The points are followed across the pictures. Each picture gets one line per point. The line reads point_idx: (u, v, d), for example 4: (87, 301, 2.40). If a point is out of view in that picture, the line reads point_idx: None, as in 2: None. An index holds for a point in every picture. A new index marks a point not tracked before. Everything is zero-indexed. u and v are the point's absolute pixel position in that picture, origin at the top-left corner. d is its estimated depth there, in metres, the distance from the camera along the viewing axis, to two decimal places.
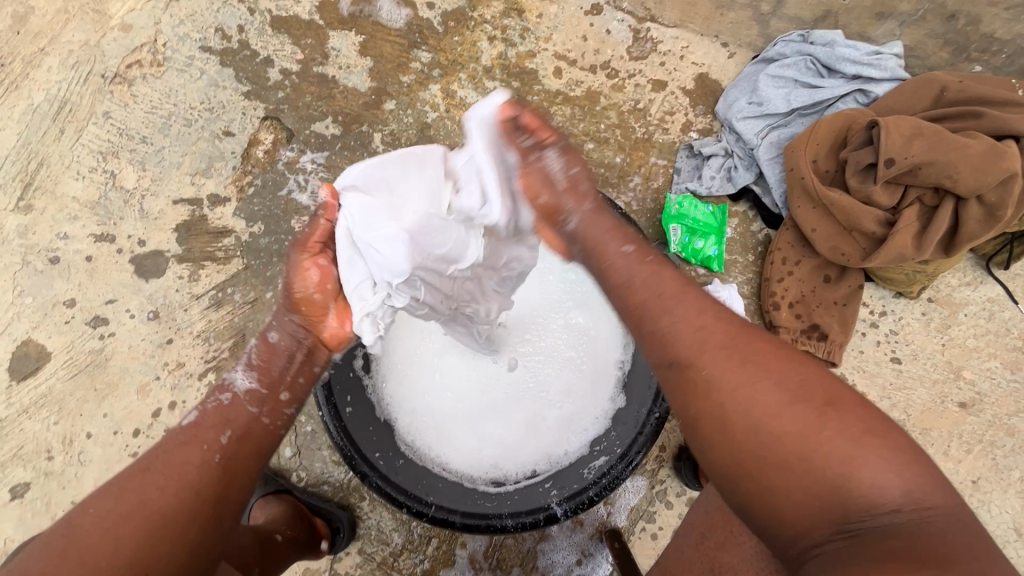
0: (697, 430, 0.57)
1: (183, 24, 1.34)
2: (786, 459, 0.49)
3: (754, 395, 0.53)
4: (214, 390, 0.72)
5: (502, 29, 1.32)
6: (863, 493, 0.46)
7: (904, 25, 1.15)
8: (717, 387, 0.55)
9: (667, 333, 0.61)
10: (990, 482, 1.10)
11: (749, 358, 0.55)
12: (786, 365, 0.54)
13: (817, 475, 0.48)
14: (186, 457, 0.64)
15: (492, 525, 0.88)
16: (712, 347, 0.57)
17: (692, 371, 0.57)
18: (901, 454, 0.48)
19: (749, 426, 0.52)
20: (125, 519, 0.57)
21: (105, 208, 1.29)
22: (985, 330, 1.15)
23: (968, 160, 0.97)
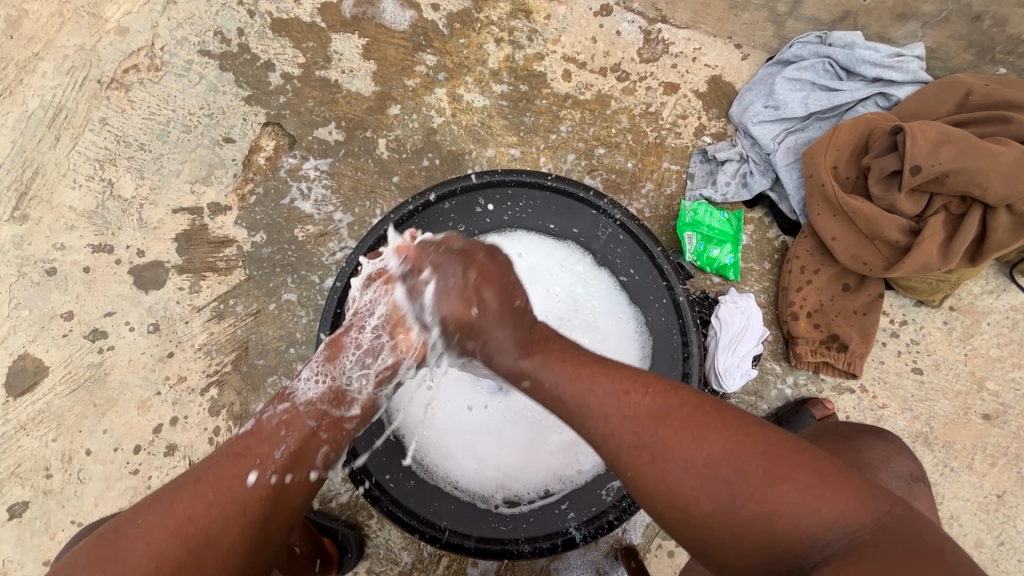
0: (657, 514, 0.60)
1: (181, 27, 1.31)
2: (735, 520, 0.54)
3: (694, 462, 0.57)
4: (274, 398, 0.70)
5: (509, 31, 1.28)
6: (803, 531, 0.52)
7: (926, 27, 1.11)
8: (662, 460, 0.58)
9: (607, 426, 0.62)
10: (1015, 495, 1.07)
11: (679, 438, 0.58)
12: (709, 422, 0.59)
13: (764, 524, 0.53)
14: (239, 471, 0.63)
15: (508, 550, 0.85)
16: (642, 441, 0.60)
17: (637, 457, 0.60)
18: (824, 489, 0.53)
19: (701, 496, 0.56)
20: (172, 537, 0.58)
21: (102, 217, 1.25)
22: (1009, 339, 1.12)
23: (997, 167, 0.94)
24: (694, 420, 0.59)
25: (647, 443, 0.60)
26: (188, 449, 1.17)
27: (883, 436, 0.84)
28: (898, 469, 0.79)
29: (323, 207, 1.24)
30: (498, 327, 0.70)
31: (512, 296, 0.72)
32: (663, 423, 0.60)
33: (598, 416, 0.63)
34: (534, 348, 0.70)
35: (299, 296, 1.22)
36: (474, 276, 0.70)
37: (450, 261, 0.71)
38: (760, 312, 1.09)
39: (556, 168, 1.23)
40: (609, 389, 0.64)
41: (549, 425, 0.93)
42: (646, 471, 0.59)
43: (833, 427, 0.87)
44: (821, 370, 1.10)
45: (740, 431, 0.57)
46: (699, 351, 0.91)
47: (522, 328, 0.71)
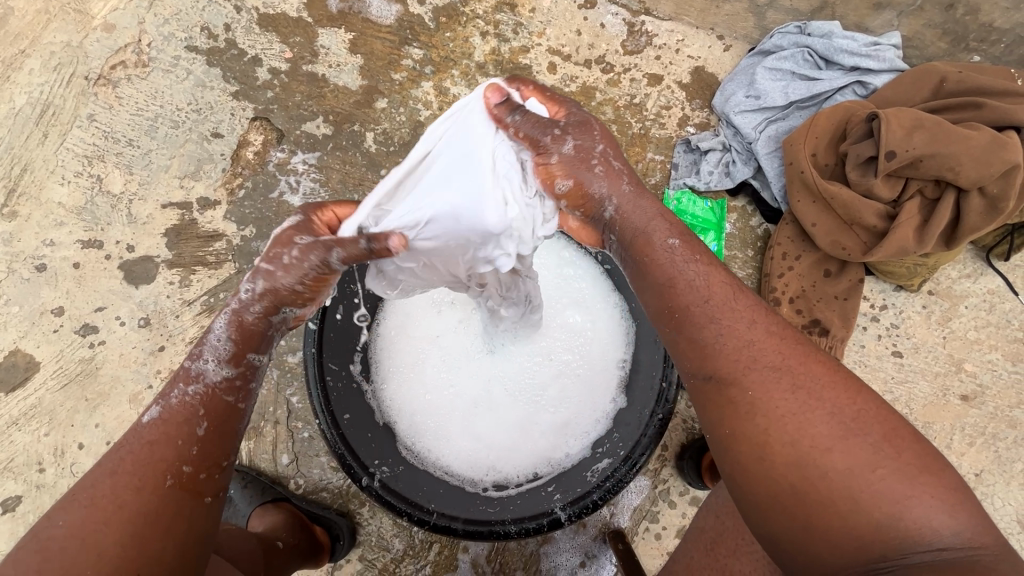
0: (756, 443, 0.55)
1: (168, 23, 1.31)
2: (851, 486, 0.50)
3: (833, 412, 0.54)
4: (174, 379, 0.60)
5: (495, 24, 1.29)
6: (924, 527, 0.47)
7: (902, 16, 1.13)
8: (797, 395, 0.55)
9: (745, 333, 0.59)
10: (993, 474, 1.10)
11: (806, 383, 0.56)
12: (861, 394, 0.55)
13: (880, 502, 0.49)
14: (159, 455, 0.57)
15: (495, 531, 0.85)
16: (761, 364, 0.57)
17: (770, 379, 0.56)
18: (954, 496, 0.49)
19: (825, 448, 0.52)
20: (103, 529, 0.53)
21: (91, 212, 1.26)
22: (986, 322, 1.14)
23: (969, 151, 0.96)
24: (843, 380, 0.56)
25: (790, 368, 0.57)
26: None
27: None
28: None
29: (312, 200, 1.26)
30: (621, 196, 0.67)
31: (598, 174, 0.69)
32: (814, 363, 0.57)
33: (740, 319, 0.60)
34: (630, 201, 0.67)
35: None
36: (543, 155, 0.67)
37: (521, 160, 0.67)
38: None
39: None
40: (758, 308, 0.61)
41: (544, 404, 0.99)
42: (769, 403, 0.55)
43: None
44: None
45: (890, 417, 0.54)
46: None
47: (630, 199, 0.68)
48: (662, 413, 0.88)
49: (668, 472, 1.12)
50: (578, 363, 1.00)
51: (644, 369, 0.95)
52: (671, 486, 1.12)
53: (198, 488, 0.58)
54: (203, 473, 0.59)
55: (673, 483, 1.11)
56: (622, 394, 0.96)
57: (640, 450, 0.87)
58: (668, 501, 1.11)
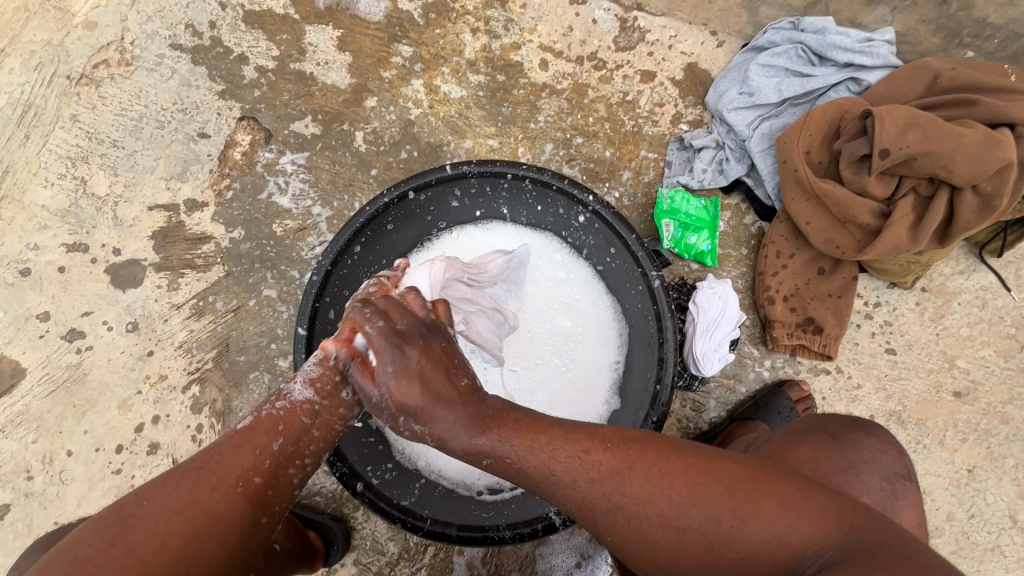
0: (644, 563, 0.58)
1: (151, 20, 1.28)
2: (716, 556, 0.53)
3: (668, 513, 0.55)
4: (272, 395, 0.70)
5: (485, 20, 1.27)
6: (778, 557, 0.51)
7: (896, 11, 1.12)
8: (637, 523, 0.56)
9: (576, 491, 0.59)
10: (985, 470, 1.10)
11: (642, 495, 0.56)
12: (673, 467, 0.57)
13: (743, 555, 0.52)
14: (240, 459, 0.62)
15: (489, 537, 0.84)
16: (605, 515, 0.58)
17: (618, 513, 0.57)
18: (787, 511, 0.52)
19: (680, 543, 0.55)
20: (178, 515, 0.57)
21: (76, 215, 1.24)
22: (979, 318, 1.15)
23: (964, 149, 0.95)
24: (658, 467, 0.57)
25: (617, 501, 0.57)
26: (171, 447, 1.16)
27: (871, 432, 0.83)
28: (883, 467, 0.79)
29: (301, 202, 1.24)
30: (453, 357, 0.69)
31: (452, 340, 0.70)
32: (630, 478, 0.57)
33: (565, 485, 0.59)
34: (487, 423, 0.63)
35: (279, 292, 1.21)
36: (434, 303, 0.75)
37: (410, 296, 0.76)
38: (736, 296, 1.10)
39: (534, 158, 1.24)
40: (568, 455, 0.60)
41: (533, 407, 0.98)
42: (633, 538, 0.57)
43: (823, 420, 0.85)
44: (797, 353, 1.12)
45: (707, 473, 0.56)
46: (674, 336, 0.88)
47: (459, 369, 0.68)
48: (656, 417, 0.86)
49: None
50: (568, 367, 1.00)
51: (638, 372, 0.95)
52: None
53: (259, 501, 0.63)
54: (270, 487, 0.64)
55: None
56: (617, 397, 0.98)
57: None
58: None
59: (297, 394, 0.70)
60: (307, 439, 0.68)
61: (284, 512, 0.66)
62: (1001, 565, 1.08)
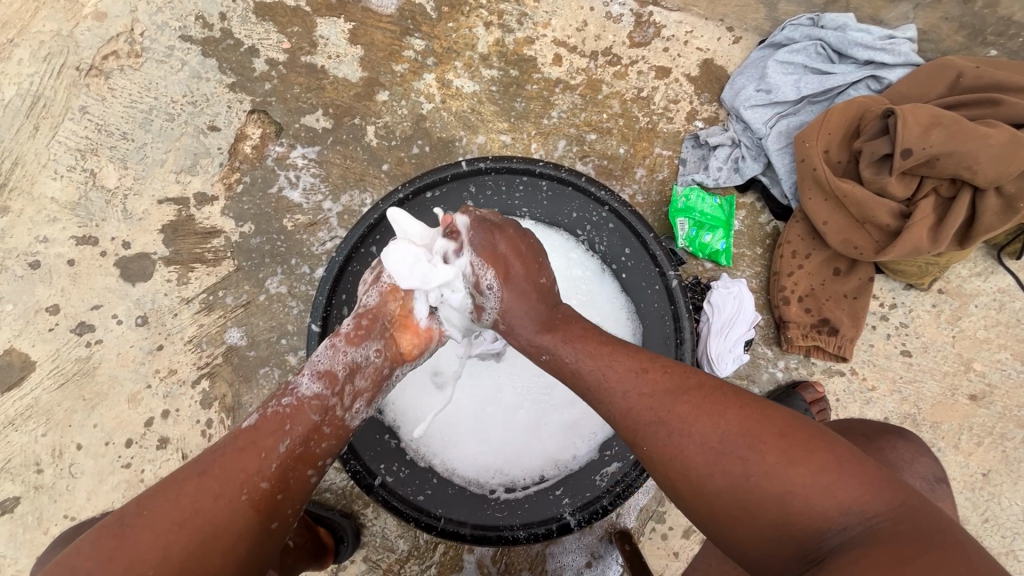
0: (670, 490, 0.59)
1: (161, 11, 1.27)
2: (749, 496, 0.53)
3: (709, 440, 0.56)
4: (278, 390, 0.68)
5: (499, 14, 1.26)
6: (817, 510, 0.51)
7: (918, 8, 1.10)
8: (676, 443, 0.57)
9: (626, 400, 0.61)
10: (1001, 474, 1.09)
11: (693, 411, 0.58)
12: (723, 402, 0.58)
13: (779, 498, 0.52)
14: (243, 465, 0.61)
15: (504, 537, 0.85)
16: (644, 423, 0.59)
17: (652, 434, 0.59)
18: (836, 470, 0.52)
19: (713, 472, 0.55)
20: (180, 527, 0.58)
21: (86, 208, 1.23)
22: (996, 321, 1.13)
23: (988, 151, 0.94)
24: (712, 398, 0.58)
25: (661, 419, 0.59)
26: (180, 442, 1.16)
27: (906, 437, 0.82)
28: (924, 470, 0.78)
29: (312, 196, 1.23)
30: (522, 301, 0.69)
31: (539, 273, 0.70)
32: (681, 399, 0.59)
33: (615, 389, 0.62)
34: (555, 324, 0.68)
35: (290, 288, 1.21)
36: (502, 248, 0.70)
37: (478, 235, 0.71)
38: (751, 296, 1.09)
39: (547, 154, 1.22)
40: (629, 366, 0.63)
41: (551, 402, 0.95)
42: (661, 457, 0.58)
43: (858, 424, 0.85)
44: (811, 354, 1.11)
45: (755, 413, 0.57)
46: (693, 335, 0.89)
47: (545, 304, 0.70)
48: None
49: None
50: None
51: None
52: None
53: (267, 506, 0.62)
54: (277, 493, 0.63)
55: None
56: None
57: None
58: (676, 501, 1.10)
59: (305, 389, 0.68)
60: (317, 437, 0.66)
61: (295, 514, 0.65)
62: None
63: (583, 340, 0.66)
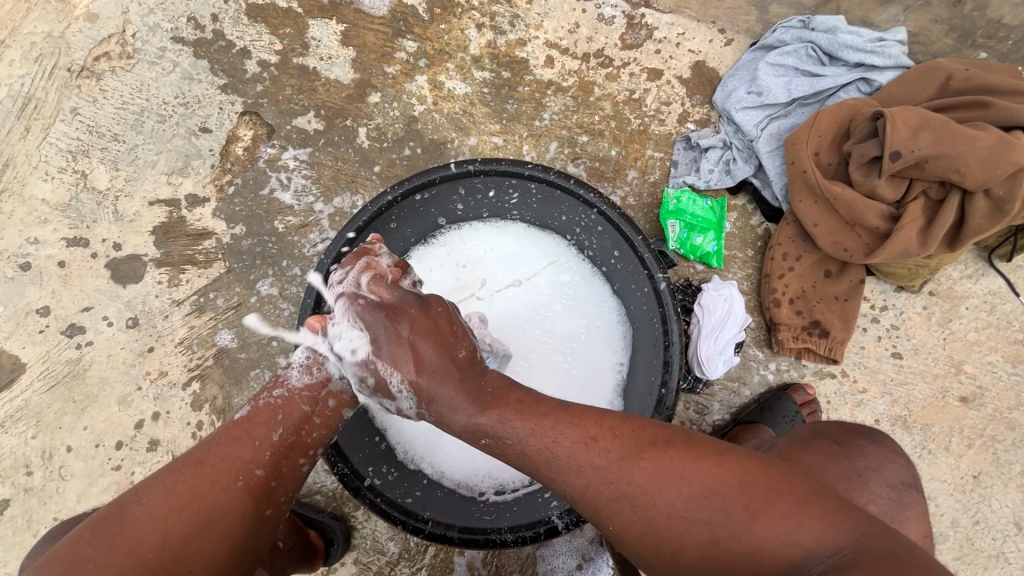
0: (643, 555, 0.58)
1: (153, 13, 1.27)
2: (719, 552, 0.53)
3: (674, 504, 0.55)
4: (269, 385, 0.71)
5: (491, 16, 1.26)
6: (788, 557, 0.51)
7: (908, 11, 1.10)
8: (643, 515, 0.57)
9: (582, 480, 0.59)
10: (990, 476, 1.09)
11: (652, 478, 0.57)
12: (675, 464, 0.57)
13: (748, 552, 0.52)
14: (239, 452, 0.64)
15: (491, 540, 0.84)
16: (606, 501, 0.58)
17: (619, 513, 0.58)
18: (798, 514, 0.52)
19: (682, 535, 0.55)
20: (176, 512, 0.59)
21: (76, 209, 1.23)
22: (986, 323, 1.13)
23: (976, 153, 0.94)
24: (666, 457, 0.58)
25: (623, 494, 0.57)
26: (171, 444, 1.16)
27: (879, 441, 0.82)
28: (890, 476, 0.78)
29: (303, 198, 1.23)
30: (437, 382, 0.66)
31: (454, 348, 0.68)
32: (636, 469, 0.58)
33: (569, 470, 0.60)
34: (490, 400, 0.65)
35: (281, 290, 1.20)
36: (437, 309, 0.70)
37: (410, 295, 0.71)
38: (742, 299, 1.09)
39: (539, 156, 1.22)
40: (575, 440, 0.61)
41: None
42: (628, 536, 0.58)
43: (830, 426, 0.85)
44: (802, 356, 1.11)
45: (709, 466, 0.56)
46: (680, 338, 0.87)
47: (471, 380, 0.67)
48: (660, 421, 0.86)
49: None
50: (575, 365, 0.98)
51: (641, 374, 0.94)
52: None
53: (261, 493, 0.64)
54: (271, 480, 0.65)
55: None
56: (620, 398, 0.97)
57: None
58: None
59: (294, 381, 0.72)
60: (307, 427, 0.70)
61: (287, 503, 0.67)
62: (1005, 572, 1.07)
63: (521, 416, 0.63)
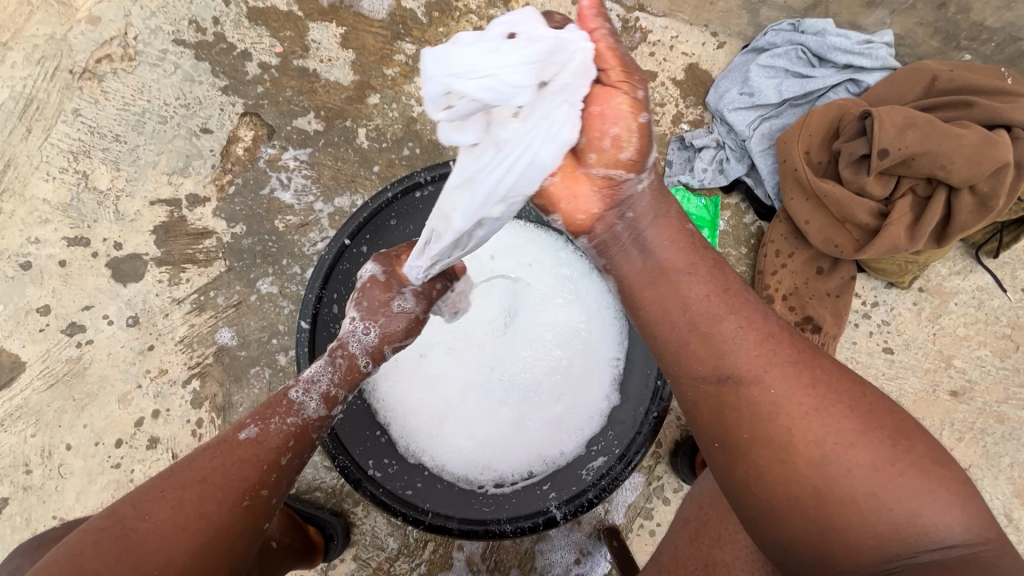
0: (770, 450, 0.52)
1: (155, 16, 1.28)
2: (863, 489, 0.48)
3: (842, 417, 0.51)
4: (269, 406, 0.69)
5: (488, 20, 1.28)
6: (936, 530, 0.47)
7: (894, 14, 1.14)
8: (804, 403, 0.52)
9: (750, 345, 0.55)
10: (981, 468, 1.11)
11: (828, 385, 0.53)
12: (853, 387, 0.53)
13: (900, 503, 0.47)
14: (246, 473, 0.63)
15: (491, 530, 0.86)
16: (773, 370, 0.54)
17: (778, 386, 0.53)
18: (961, 493, 0.48)
19: (836, 448, 0.50)
20: (182, 531, 0.57)
21: (78, 209, 1.24)
22: (974, 318, 1.16)
23: (961, 151, 0.97)
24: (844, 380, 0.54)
25: (790, 373, 0.53)
26: (171, 441, 1.16)
27: None
28: None
29: (303, 197, 1.24)
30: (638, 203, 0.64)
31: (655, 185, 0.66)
32: (817, 364, 0.54)
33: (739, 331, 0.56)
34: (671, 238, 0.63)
35: (280, 288, 1.22)
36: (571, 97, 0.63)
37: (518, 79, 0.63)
38: None
39: None
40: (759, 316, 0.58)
41: (537, 400, 0.95)
42: (759, 413, 0.53)
43: None
44: None
45: (883, 411, 0.52)
46: None
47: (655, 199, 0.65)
48: (657, 411, 0.89)
49: (662, 469, 1.12)
50: (572, 360, 0.97)
51: (638, 367, 0.96)
52: (665, 483, 1.12)
53: (262, 511, 0.64)
54: (276, 497, 0.65)
55: (667, 480, 1.12)
56: (616, 392, 0.96)
57: (635, 447, 0.88)
58: (663, 497, 1.11)
59: (309, 410, 0.71)
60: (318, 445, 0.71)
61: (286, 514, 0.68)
62: None
63: (669, 234, 0.63)
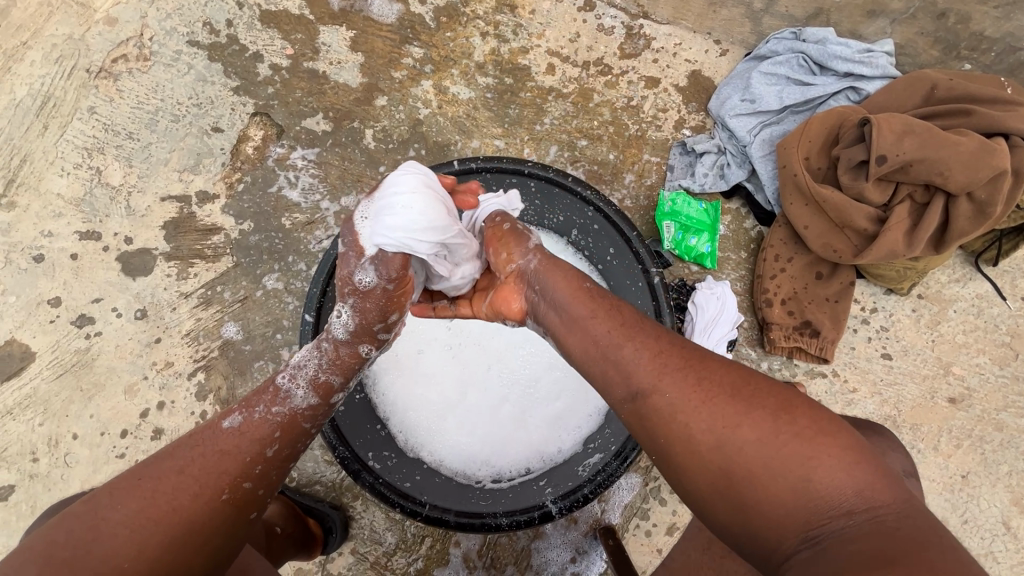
0: (675, 452, 0.56)
1: (170, 18, 1.32)
2: (756, 467, 0.51)
3: (727, 407, 0.54)
4: (260, 395, 0.70)
5: (494, 25, 1.31)
6: (830, 490, 0.48)
7: (895, 23, 1.15)
8: (694, 401, 0.56)
9: (643, 360, 0.61)
10: (979, 476, 1.11)
11: (708, 378, 0.57)
12: (734, 376, 0.57)
13: (791, 474, 0.50)
14: (225, 467, 0.63)
15: (487, 524, 0.88)
16: (666, 374, 0.59)
17: (672, 390, 0.58)
18: (851, 452, 0.50)
19: (725, 437, 0.53)
20: (157, 524, 0.58)
21: (90, 204, 1.26)
22: (974, 326, 1.16)
23: (958, 157, 0.98)
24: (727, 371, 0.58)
25: (683, 376, 0.58)
26: (175, 432, 1.18)
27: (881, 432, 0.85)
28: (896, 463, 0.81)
29: (310, 196, 1.26)
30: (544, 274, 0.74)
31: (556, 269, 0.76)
32: (702, 360, 0.59)
33: (637, 350, 0.62)
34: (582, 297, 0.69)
35: (286, 285, 1.24)
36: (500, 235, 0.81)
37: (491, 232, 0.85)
38: (734, 298, 1.13)
39: (539, 159, 1.26)
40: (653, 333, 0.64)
41: (535, 397, 0.97)
42: (661, 421, 0.57)
43: None
44: (794, 355, 1.13)
45: (770, 392, 0.55)
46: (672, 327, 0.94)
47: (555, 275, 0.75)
48: None
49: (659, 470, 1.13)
50: None
51: None
52: (662, 484, 1.13)
53: (244, 503, 0.65)
54: (257, 490, 0.66)
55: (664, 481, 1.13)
56: None
57: (631, 445, 0.90)
58: (660, 498, 1.12)
59: (297, 400, 0.71)
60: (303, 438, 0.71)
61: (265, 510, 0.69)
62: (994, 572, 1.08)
63: (570, 289, 0.70)
